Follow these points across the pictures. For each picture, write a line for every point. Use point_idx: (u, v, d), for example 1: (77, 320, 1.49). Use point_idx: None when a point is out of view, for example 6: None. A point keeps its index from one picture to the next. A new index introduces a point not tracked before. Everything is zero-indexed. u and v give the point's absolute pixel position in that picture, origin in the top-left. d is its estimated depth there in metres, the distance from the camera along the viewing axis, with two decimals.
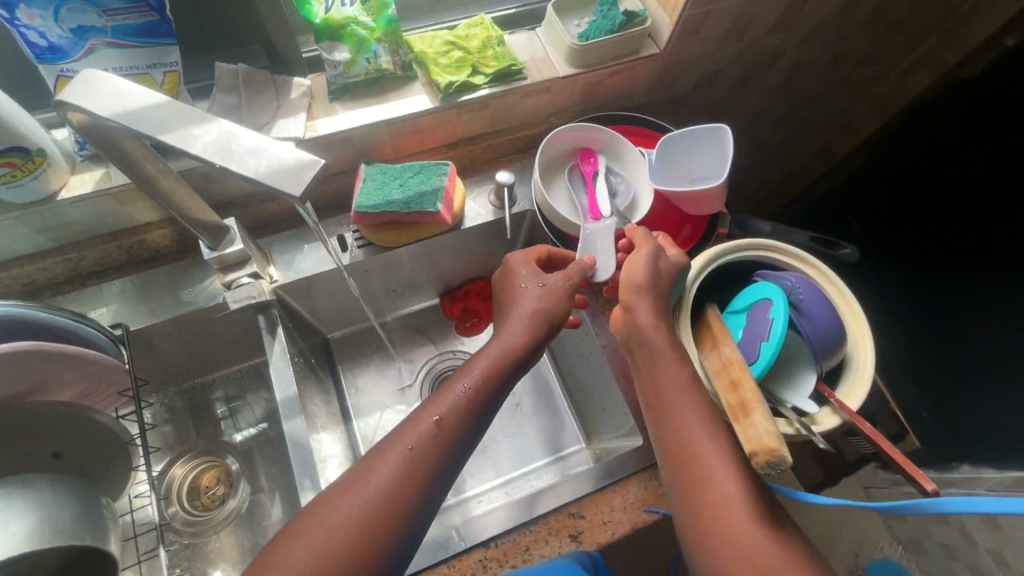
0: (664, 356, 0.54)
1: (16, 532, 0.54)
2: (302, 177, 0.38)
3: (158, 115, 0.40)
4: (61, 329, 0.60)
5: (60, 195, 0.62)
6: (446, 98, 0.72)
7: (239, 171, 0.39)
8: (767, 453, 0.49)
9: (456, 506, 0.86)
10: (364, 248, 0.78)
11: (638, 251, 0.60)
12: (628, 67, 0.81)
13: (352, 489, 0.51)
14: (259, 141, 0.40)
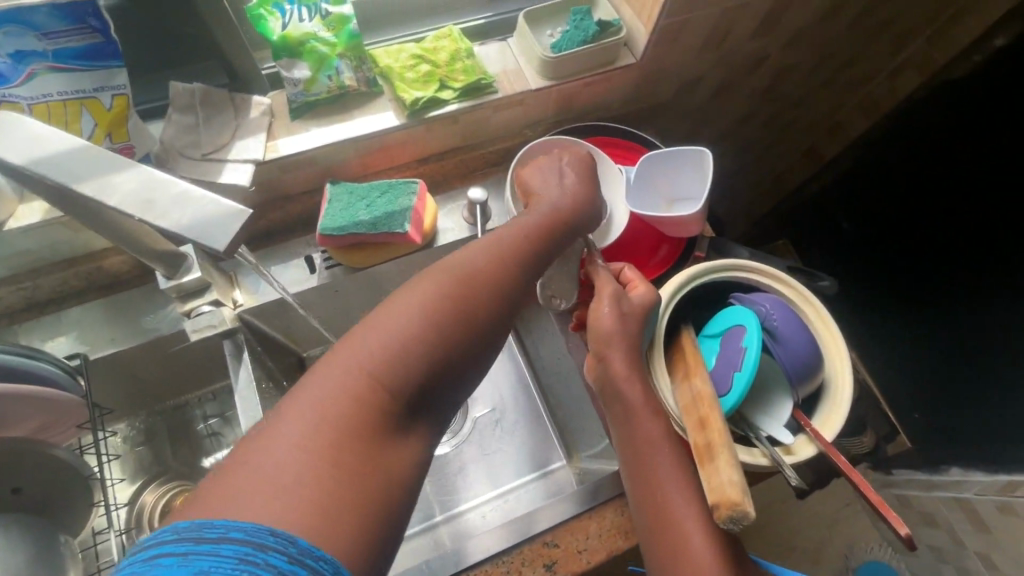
0: (636, 409, 0.53)
1: None
2: (228, 230, 0.38)
3: (79, 162, 0.39)
4: (15, 369, 0.59)
5: (7, 225, 0.59)
6: (413, 115, 0.70)
7: (166, 225, 0.39)
8: (728, 508, 0.45)
9: (440, 526, 0.85)
10: (333, 269, 0.75)
11: (600, 297, 0.57)
12: (604, 78, 0.78)
13: (343, 359, 0.42)
14: (186, 193, 0.40)
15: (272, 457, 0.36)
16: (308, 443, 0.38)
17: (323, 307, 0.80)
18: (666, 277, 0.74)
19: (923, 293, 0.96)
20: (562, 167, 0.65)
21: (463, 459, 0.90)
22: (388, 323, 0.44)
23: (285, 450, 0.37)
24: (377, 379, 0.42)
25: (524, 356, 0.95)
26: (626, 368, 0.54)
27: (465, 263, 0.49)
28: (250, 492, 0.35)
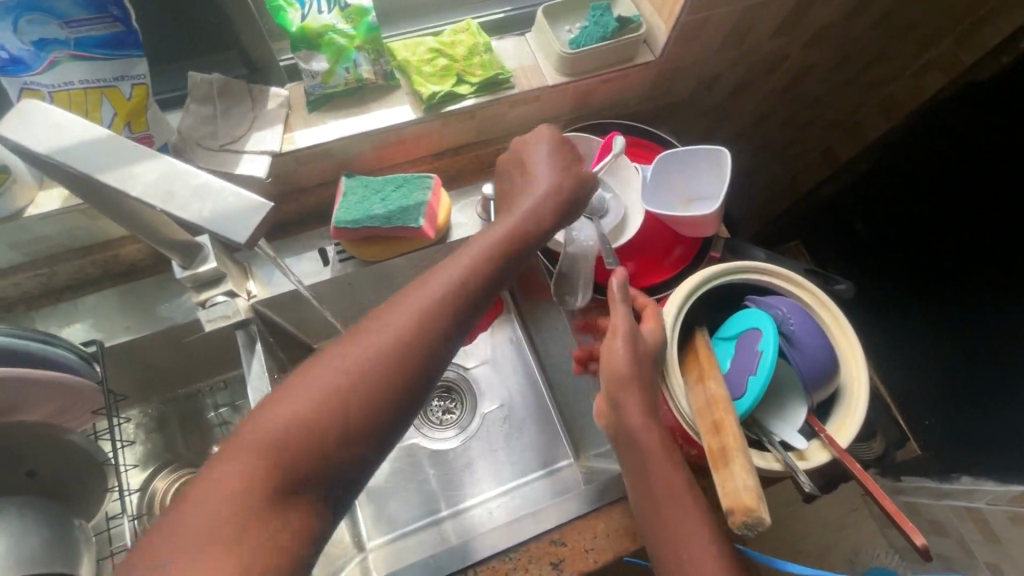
0: (654, 456, 0.52)
1: None
2: (249, 222, 0.39)
3: (99, 153, 0.40)
4: (26, 353, 0.59)
5: (27, 212, 0.60)
6: (430, 109, 0.70)
7: (187, 217, 0.39)
8: (744, 514, 0.44)
9: (446, 519, 0.86)
10: (346, 262, 0.76)
11: (614, 335, 0.55)
12: (621, 76, 0.78)
13: (275, 410, 0.43)
14: (205, 185, 0.40)
15: (191, 514, 0.38)
16: (223, 502, 0.39)
17: (335, 299, 0.80)
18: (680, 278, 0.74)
19: (944, 293, 0.95)
20: (538, 161, 0.62)
21: (471, 455, 0.90)
22: (319, 376, 0.44)
23: (201, 511, 0.39)
24: (306, 428, 0.43)
25: (535, 353, 0.95)
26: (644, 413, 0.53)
27: (413, 304, 0.48)
28: (173, 542, 0.37)
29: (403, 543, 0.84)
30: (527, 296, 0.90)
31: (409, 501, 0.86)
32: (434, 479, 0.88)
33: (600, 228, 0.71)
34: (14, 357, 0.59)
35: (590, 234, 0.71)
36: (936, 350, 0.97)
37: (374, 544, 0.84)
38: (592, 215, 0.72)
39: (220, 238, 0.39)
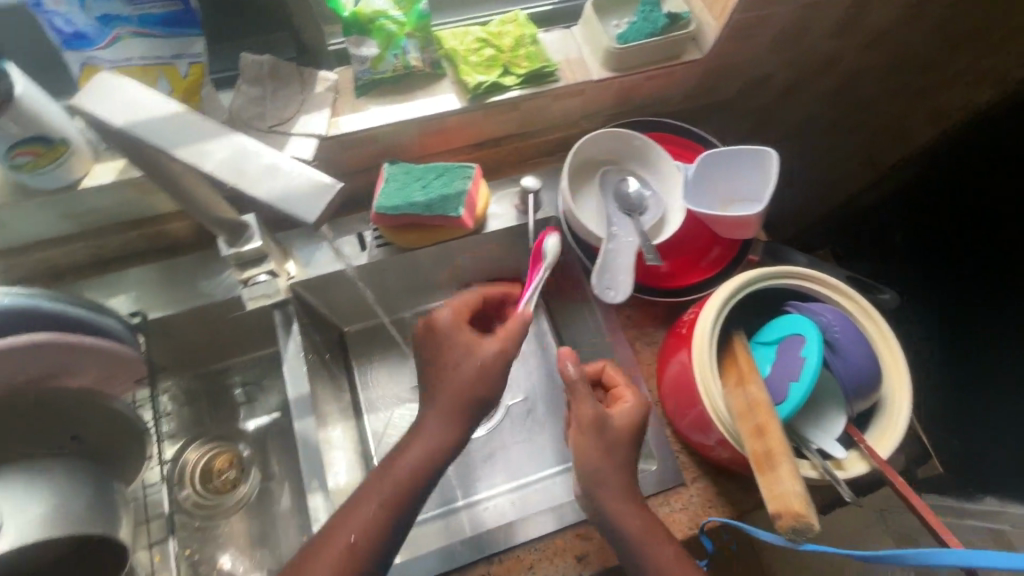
0: (641, 539, 0.55)
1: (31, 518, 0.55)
2: (318, 201, 0.40)
3: (174, 131, 0.41)
4: (76, 321, 0.61)
5: (82, 183, 0.61)
6: (474, 99, 0.70)
7: (259, 194, 0.40)
8: (793, 519, 0.45)
9: (464, 509, 0.86)
10: (383, 247, 0.77)
11: (585, 434, 0.57)
12: (667, 72, 0.77)
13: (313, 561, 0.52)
14: (276, 164, 0.41)
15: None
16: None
17: (369, 284, 0.81)
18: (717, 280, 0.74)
19: (994, 310, 0.92)
20: (462, 356, 0.60)
21: (493, 447, 0.90)
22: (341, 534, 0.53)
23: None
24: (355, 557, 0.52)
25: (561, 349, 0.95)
26: (623, 501, 0.56)
27: (429, 441, 0.57)
28: None
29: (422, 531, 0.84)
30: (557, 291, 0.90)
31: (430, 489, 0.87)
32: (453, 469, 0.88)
33: (640, 226, 0.70)
34: (58, 323, 0.60)
35: (630, 231, 0.70)
36: (972, 368, 0.95)
37: None
38: (632, 213, 0.72)
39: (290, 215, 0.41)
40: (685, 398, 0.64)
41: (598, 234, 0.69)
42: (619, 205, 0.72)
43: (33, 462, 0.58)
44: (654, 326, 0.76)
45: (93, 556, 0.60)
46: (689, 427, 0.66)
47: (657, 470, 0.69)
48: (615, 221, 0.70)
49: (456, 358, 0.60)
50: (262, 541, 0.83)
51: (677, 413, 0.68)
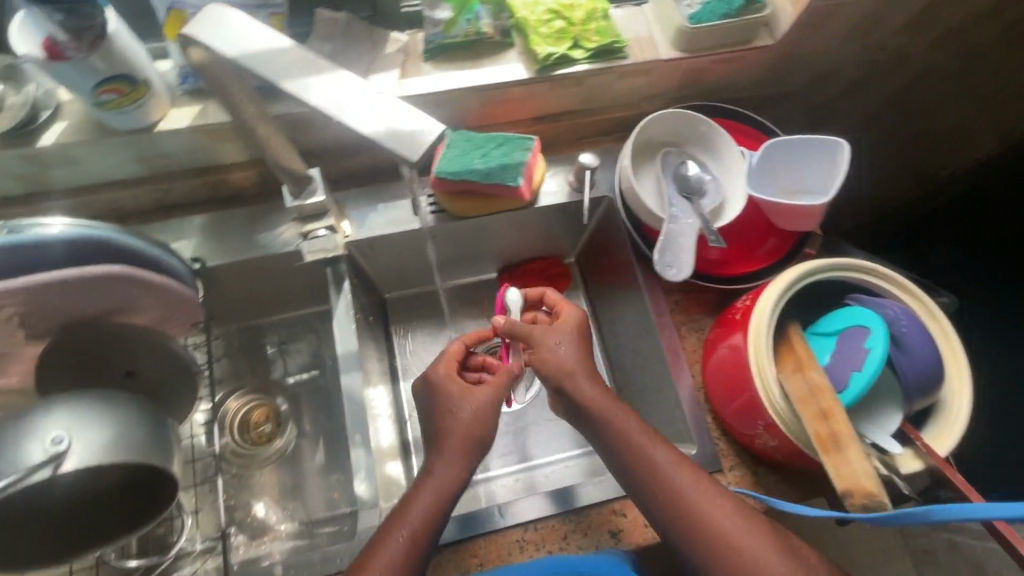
0: (683, 488, 0.55)
1: (91, 444, 0.55)
2: (423, 142, 0.40)
3: (284, 62, 0.41)
4: (147, 257, 0.62)
5: (158, 126, 0.62)
6: (542, 70, 0.69)
7: (367, 133, 0.40)
8: (866, 499, 0.48)
9: (481, 482, 0.87)
10: (436, 214, 0.77)
11: (568, 347, 0.65)
12: (737, 57, 0.75)
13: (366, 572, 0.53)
14: (382, 102, 0.41)
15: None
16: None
17: (419, 249, 0.82)
18: (771, 271, 0.73)
19: None
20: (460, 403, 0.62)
21: (521, 424, 0.91)
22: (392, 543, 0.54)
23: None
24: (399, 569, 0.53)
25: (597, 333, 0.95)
26: (678, 472, 0.56)
27: (446, 468, 0.59)
28: None
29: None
30: (600, 272, 0.90)
31: None
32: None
33: (700, 210, 0.69)
34: (124, 257, 0.61)
35: (690, 213, 0.69)
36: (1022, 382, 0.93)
37: None
38: (691, 195, 0.71)
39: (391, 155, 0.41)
40: (730, 386, 0.63)
41: (658, 214, 0.68)
42: (678, 188, 0.71)
43: (93, 394, 0.59)
44: (701, 313, 0.76)
45: (148, 489, 0.61)
46: (734, 415, 0.64)
47: (696, 454, 0.69)
48: (674, 203, 0.69)
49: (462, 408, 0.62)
50: (295, 493, 0.86)
51: (722, 403, 0.66)
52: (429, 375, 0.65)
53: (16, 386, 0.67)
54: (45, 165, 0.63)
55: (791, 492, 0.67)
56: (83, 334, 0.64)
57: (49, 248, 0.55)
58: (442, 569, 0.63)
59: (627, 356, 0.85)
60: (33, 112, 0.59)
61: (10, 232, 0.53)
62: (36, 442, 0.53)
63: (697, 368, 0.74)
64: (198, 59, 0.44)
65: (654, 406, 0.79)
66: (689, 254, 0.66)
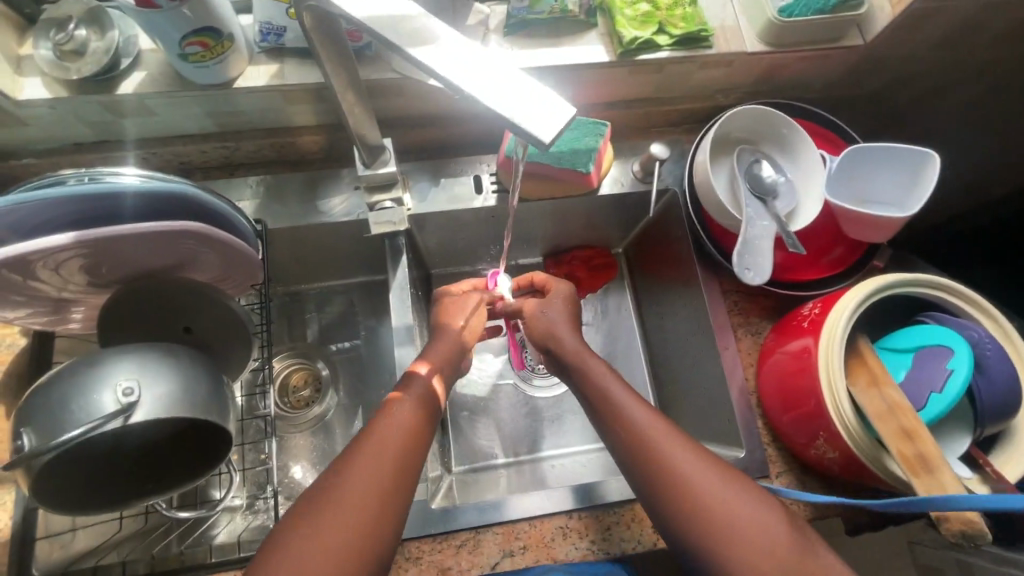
0: (644, 428, 0.59)
1: (155, 397, 0.55)
2: (555, 125, 0.33)
3: (395, 29, 0.36)
4: (217, 216, 0.59)
5: (236, 83, 0.62)
6: (624, 55, 0.67)
7: (494, 107, 0.34)
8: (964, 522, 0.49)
9: (515, 465, 0.88)
10: (498, 194, 0.76)
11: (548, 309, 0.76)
12: (823, 55, 0.72)
13: (346, 481, 0.52)
14: (512, 77, 0.35)
15: (281, 559, 0.47)
16: (319, 554, 0.48)
17: (475, 227, 0.82)
18: (837, 281, 0.72)
19: None
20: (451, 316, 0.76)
21: (558, 410, 0.92)
22: (371, 457, 0.53)
23: (294, 556, 0.47)
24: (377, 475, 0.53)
25: (641, 328, 0.93)
26: (663, 435, 0.58)
27: (425, 388, 0.63)
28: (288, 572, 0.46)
29: (470, 475, 0.86)
30: (652, 266, 0.88)
31: (489, 437, 0.89)
32: (509, 425, 0.90)
33: (773, 213, 0.68)
34: (193, 217, 0.58)
35: (765, 216, 0.67)
36: None
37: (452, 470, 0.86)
38: (764, 198, 0.69)
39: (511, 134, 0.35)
40: (792, 394, 0.63)
41: (734, 215, 0.66)
42: (750, 187, 0.69)
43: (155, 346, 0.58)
44: (760, 317, 0.75)
45: (206, 441, 0.62)
46: (794, 425, 0.64)
47: (744, 457, 0.69)
48: (748, 204, 0.67)
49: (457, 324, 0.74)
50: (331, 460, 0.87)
51: (779, 410, 0.66)
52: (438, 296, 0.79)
53: (79, 332, 0.69)
54: (120, 114, 0.63)
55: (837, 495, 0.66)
56: (149, 284, 0.65)
57: (120, 202, 0.52)
58: (483, 549, 0.64)
59: (675, 353, 0.84)
60: (115, 59, 0.59)
61: (87, 177, 0.51)
62: (107, 390, 0.54)
63: (751, 372, 0.73)
64: (310, 24, 0.43)
65: (699, 405, 0.79)
66: (767, 259, 0.64)
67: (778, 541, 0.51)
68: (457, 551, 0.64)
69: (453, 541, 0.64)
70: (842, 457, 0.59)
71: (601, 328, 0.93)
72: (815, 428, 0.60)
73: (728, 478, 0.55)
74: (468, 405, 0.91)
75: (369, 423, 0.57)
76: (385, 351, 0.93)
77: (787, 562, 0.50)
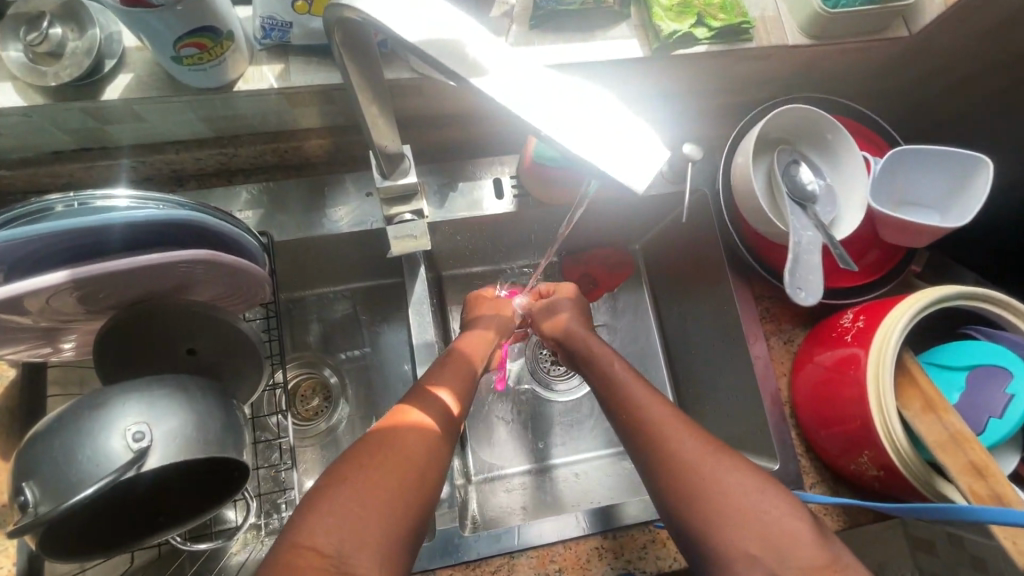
0: (640, 404, 0.59)
1: (164, 437, 0.50)
2: (650, 170, 0.34)
3: (448, 56, 0.34)
4: (226, 239, 0.53)
5: (236, 86, 0.56)
6: (659, 50, 0.62)
7: (572, 148, 0.33)
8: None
9: (537, 471, 0.85)
10: (519, 199, 0.73)
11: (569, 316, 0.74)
12: (865, 47, 0.68)
13: (392, 445, 0.51)
14: (578, 101, 0.35)
15: (327, 511, 0.46)
16: (365, 508, 0.47)
17: (491, 230, 0.78)
18: (877, 287, 0.69)
19: None
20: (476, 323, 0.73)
21: (578, 414, 0.89)
22: (413, 428, 0.53)
23: (340, 509, 0.46)
24: (425, 438, 0.53)
25: (660, 329, 0.91)
26: (664, 419, 0.56)
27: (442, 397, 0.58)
28: (334, 519, 0.45)
29: (492, 488, 0.83)
30: (673, 267, 0.85)
31: (507, 445, 0.86)
32: (526, 431, 0.88)
33: (814, 220, 0.64)
34: (197, 239, 0.52)
35: (807, 224, 0.64)
36: None
37: (473, 479, 0.83)
38: (803, 203, 0.65)
39: (601, 176, 0.35)
40: (832, 411, 0.61)
41: (779, 225, 0.62)
42: (790, 191, 0.65)
43: (160, 381, 0.53)
44: (792, 324, 0.73)
45: (217, 476, 0.57)
46: (833, 441, 0.62)
47: (778, 469, 0.68)
48: (790, 212, 0.64)
49: (473, 354, 0.67)
50: None
51: (816, 423, 0.65)
52: (471, 295, 0.79)
53: (74, 359, 0.64)
54: (104, 121, 0.57)
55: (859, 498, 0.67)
56: (153, 311, 0.58)
57: (110, 230, 0.46)
58: (519, 573, 0.62)
59: (699, 358, 0.82)
60: (97, 61, 0.52)
61: (78, 203, 0.46)
62: (115, 434, 0.48)
63: (785, 381, 0.71)
64: (341, 40, 0.39)
65: (726, 413, 0.77)
66: (815, 273, 0.61)
67: (780, 526, 0.48)
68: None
69: (487, 566, 0.62)
70: (889, 477, 0.58)
71: (619, 330, 0.90)
72: (858, 446, 0.59)
73: (730, 462, 0.52)
74: (484, 413, 0.87)
75: (402, 403, 0.57)
76: (398, 360, 0.87)
77: (789, 548, 0.47)
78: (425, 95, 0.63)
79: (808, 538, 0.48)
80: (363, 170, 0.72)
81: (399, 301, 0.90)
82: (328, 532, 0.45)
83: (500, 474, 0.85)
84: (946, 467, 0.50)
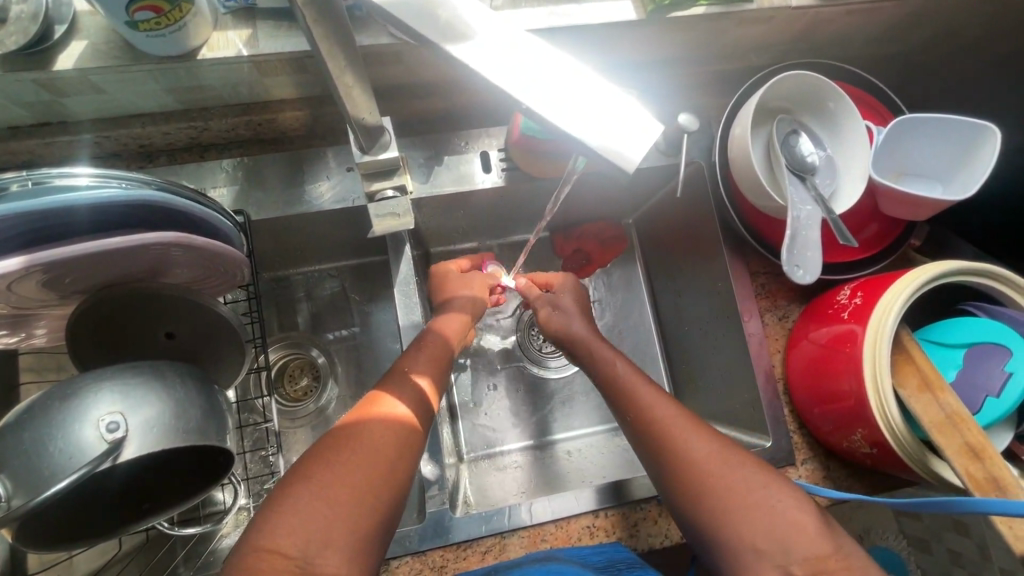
0: (641, 393, 0.57)
1: (142, 424, 0.48)
2: (644, 145, 0.32)
3: (419, 17, 0.32)
4: (198, 221, 0.50)
5: (199, 54, 0.52)
6: (655, 12, 0.58)
7: (572, 133, 0.32)
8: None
9: (528, 450, 0.85)
10: (508, 173, 0.70)
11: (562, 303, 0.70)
12: (870, 8, 0.64)
13: (366, 437, 0.50)
14: (571, 74, 0.33)
15: (291, 514, 0.44)
16: (335, 501, 0.46)
17: (477, 205, 0.75)
18: (875, 261, 0.67)
19: None
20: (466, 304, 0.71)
21: (568, 392, 0.88)
22: (382, 419, 0.51)
23: (312, 500, 0.45)
24: (407, 432, 0.52)
25: (653, 305, 0.89)
26: (655, 405, 0.56)
27: (423, 381, 0.57)
28: (295, 524, 0.44)
29: (485, 466, 0.83)
30: (666, 241, 0.83)
31: (502, 422, 0.86)
32: (519, 409, 0.87)
33: (813, 193, 0.62)
34: (168, 222, 0.49)
35: (805, 197, 0.62)
36: None
37: (466, 456, 0.83)
38: (802, 175, 0.63)
39: (589, 155, 0.33)
40: (826, 389, 0.60)
41: (776, 197, 0.60)
42: (788, 164, 0.62)
43: (134, 368, 0.51)
44: (788, 299, 0.71)
45: (201, 459, 0.56)
46: (827, 419, 0.62)
47: (772, 447, 0.67)
48: (788, 185, 0.61)
49: (450, 334, 0.65)
50: None
51: (810, 402, 0.64)
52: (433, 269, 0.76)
53: (45, 344, 0.62)
54: (59, 93, 0.54)
55: (851, 474, 0.67)
56: (110, 301, 0.55)
57: (73, 212, 0.43)
58: (510, 553, 0.62)
59: (693, 335, 0.80)
60: (46, 26, 0.49)
61: (33, 182, 0.42)
62: (88, 425, 0.47)
63: (779, 358, 0.70)
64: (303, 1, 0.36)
65: (718, 390, 0.76)
66: (812, 249, 0.59)
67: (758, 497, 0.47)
68: (483, 556, 0.62)
69: (478, 547, 0.62)
70: (880, 455, 0.57)
71: (613, 306, 0.88)
72: (852, 424, 0.58)
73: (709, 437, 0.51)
74: (475, 393, 0.86)
75: (377, 388, 0.56)
76: (386, 339, 0.85)
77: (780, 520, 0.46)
78: (406, 60, 0.60)
79: (797, 512, 0.47)
80: (344, 143, 0.69)
81: (385, 279, 0.88)
82: (293, 535, 0.43)
83: (492, 452, 0.84)
84: (941, 448, 0.50)
